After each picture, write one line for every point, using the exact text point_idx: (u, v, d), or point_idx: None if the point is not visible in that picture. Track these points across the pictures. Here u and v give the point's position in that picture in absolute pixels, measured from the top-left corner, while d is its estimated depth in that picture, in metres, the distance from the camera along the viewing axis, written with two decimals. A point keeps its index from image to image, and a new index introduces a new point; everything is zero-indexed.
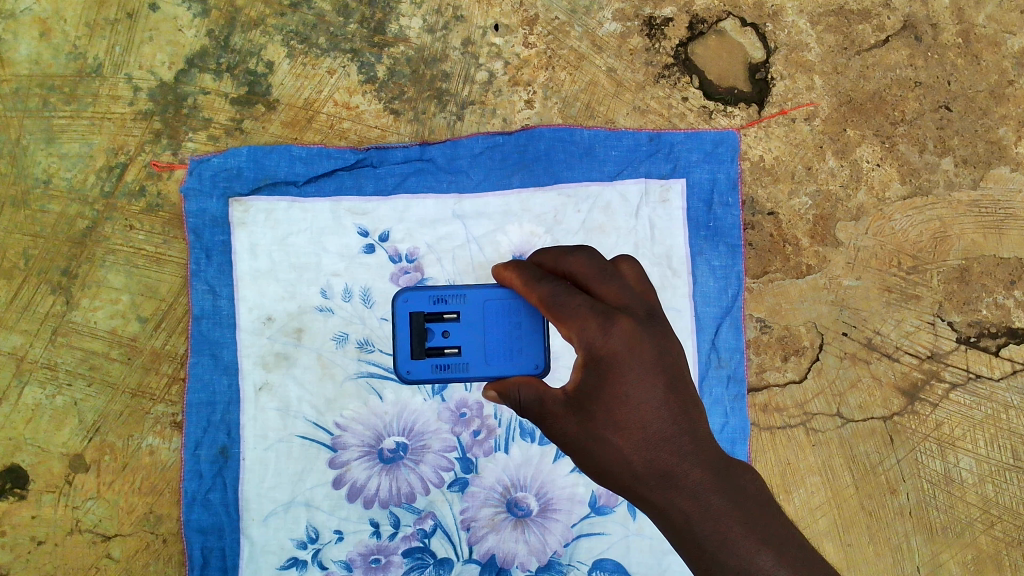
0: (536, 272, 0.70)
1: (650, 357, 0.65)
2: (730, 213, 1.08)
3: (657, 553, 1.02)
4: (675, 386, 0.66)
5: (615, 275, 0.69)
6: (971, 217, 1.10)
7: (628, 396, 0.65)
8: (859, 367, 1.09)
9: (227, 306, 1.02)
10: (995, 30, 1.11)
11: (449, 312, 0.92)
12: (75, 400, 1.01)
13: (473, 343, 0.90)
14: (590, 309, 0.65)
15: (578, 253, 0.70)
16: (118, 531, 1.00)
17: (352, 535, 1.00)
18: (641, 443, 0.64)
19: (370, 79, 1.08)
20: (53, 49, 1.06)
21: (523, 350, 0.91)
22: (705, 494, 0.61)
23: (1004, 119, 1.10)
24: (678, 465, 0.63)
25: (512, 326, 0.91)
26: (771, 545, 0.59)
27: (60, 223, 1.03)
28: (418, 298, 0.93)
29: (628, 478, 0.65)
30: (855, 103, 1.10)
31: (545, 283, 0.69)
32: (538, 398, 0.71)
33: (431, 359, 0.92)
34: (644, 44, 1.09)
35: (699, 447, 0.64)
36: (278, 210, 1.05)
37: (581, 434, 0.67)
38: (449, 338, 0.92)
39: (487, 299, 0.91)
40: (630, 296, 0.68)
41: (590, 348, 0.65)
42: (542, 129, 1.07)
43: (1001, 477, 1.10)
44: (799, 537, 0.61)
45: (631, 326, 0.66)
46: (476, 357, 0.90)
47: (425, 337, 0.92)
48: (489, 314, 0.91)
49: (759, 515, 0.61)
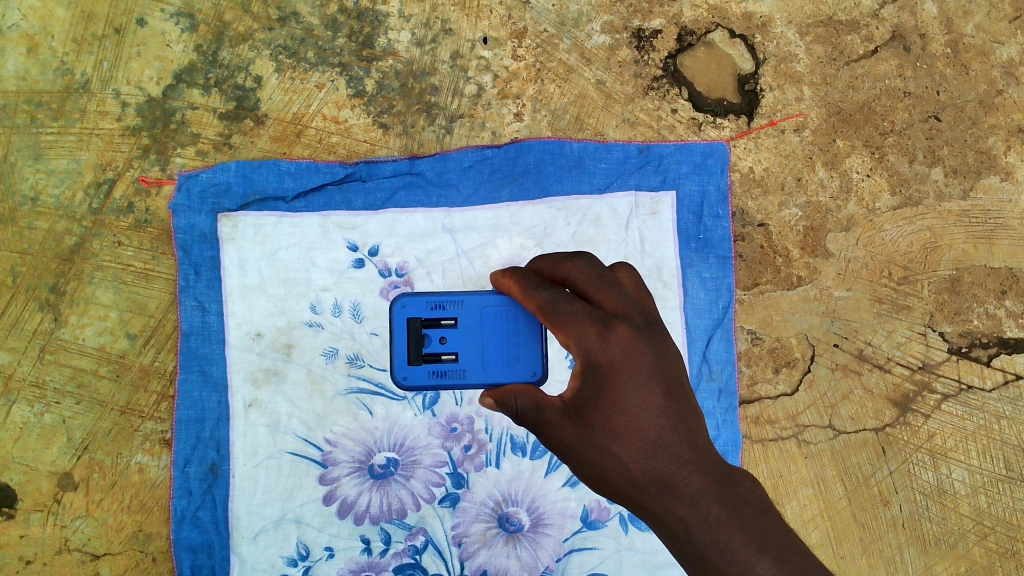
0: (534, 279, 0.69)
1: (649, 364, 0.64)
2: (720, 225, 1.09)
3: (648, 568, 1.03)
4: (674, 393, 0.65)
5: (615, 281, 0.67)
6: (961, 226, 1.11)
7: (627, 403, 0.64)
8: (850, 378, 1.09)
9: (216, 322, 1.03)
10: (984, 40, 1.14)
11: (448, 317, 0.86)
12: (63, 418, 1.03)
13: (472, 350, 0.84)
14: (588, 317, 0.64)
15: (576, 257, 0.68)
16: (107, 550, 1.02)
17: (342, 552, 1.01)
18: (640, 450, 0.63)
19: (359, 93, 1.08)
20: (40, 64, 1.06)
21: (523, 356, 0.85)
22: (704, 502, 0.60)
23: (993, 129, 1.13)
24: (678, 473, 0.62)
25: (511, 333, 0.85)
26: (772, 553, 0.58)
27: (48, 239, 1.04)
28: (416, 304, 0.86)
29: (627, 486, 0.64)
30: (844, 114, 1.12)
31: (543, 291, 0.67)
32: (534, 405, 0.69)
33: (429, 366, 0.85)
34: (633, 56, 1.11)
35: (698, 454, 0.63)
36: (266, 225, 1.05)
37: (578, 441, 0.66)
38: (446, 344, 0.85)
39: (485, 305, 0.85)
40: (630, 303, 0.66)
41: (588, 355, 0.64)
42: (531, 142, 1.08)
43: (993, 488, 1.09)
44: (801, 545, 0.59)
45: (630, 332, 0.64)
46: (474, 365, 0.84)
47: (422, 343, 0.85)
48: (487, 320, 0.85)
49: (759, 523, 0.60)
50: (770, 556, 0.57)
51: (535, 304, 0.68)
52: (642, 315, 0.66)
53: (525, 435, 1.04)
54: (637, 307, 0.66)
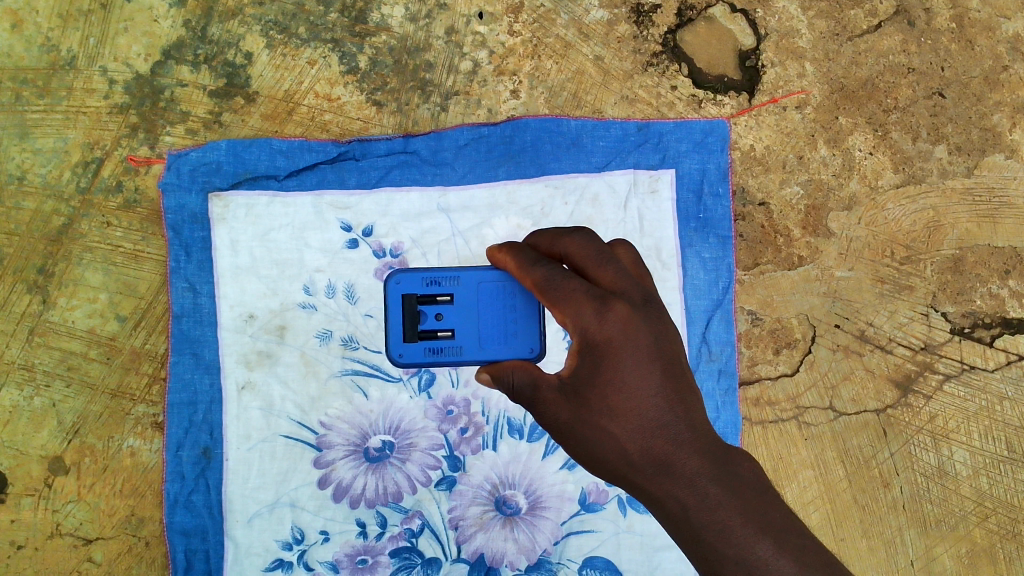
0: (531, 255, 0.68)
1: (648, 342, 0.63)
2: (721, 204, 1.07)
3: (647, 550, 1.02)
4: (672, 373, 0.63)
5: (614, 258, 0.65)
6: (965, 205, 1.10)
7: (623, 382, 0.63)
8: (852, 359, 1.08)
9: (208, 304, 1.01)
10: (989, 15, 1.12)
11: (443, 294, 0.84)
12: (53, 401, 1.01)
13: (469, 326, 0.82)
14: (585, 294, 0.63)
15: (574, 233, 0.67)
16: (100, 534, 1.01)
17: (337, 535, 1.00)
18: (637, 429, 0.62)
19: (352, 70, 1.06)
20: (25, 41, 1.04)
21: (520, 333, 0.83)
22: (703, 482, 0.58)
23: (998, 105, 1.11)
24: (675, 454, 0.60)
25: (508, 309, 0.83)
26: (772, 533, 0.55)
27: (35, 220, 1.02)
28: (411, 279, 0.84)
29: (624, 467, 0.62)
30: (847, 90, 1.10)
31: (540, 267, 0.66)
32: (530, 381, 0.68)
33: (425, 343, 0.83)
34: (632, 31, 1.09)
35: (697, 434, 0.61)
36: (259, 205, 1.03)
37: (574, 420, 0.65)
38: (442, 321, 0.83)
39: (483, 281, 0.82)
40: (628, 280, 0.64)
41: (585, 333, 0.63)
42: (528, 119, 1.06)
43: (995, 469, 1.08)
44: (802, 526, 0.57)
45: (628, 310, 0.63)
46: (471, 341, 0.82)
47: (418, 320, 0.84)
48: (484, 295, 0.83)
49: (760, 502, 0.57)
50: (769, 535, 0.55)
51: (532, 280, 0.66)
52: (640, 292, 0.64)
53: (522, 418, 1.02)
54: (634, 284, 0.64)
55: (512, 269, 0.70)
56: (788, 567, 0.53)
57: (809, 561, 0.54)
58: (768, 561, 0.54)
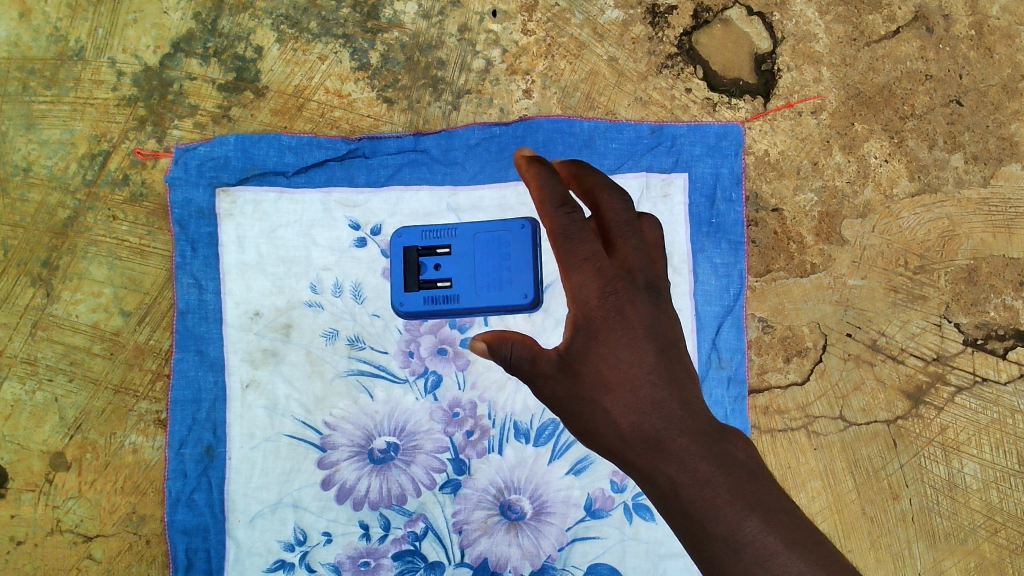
0: (562, 188, 0.63)
1: (644, 322, 0.64)
2: (734, 209, 1.06)
3: (652, 558, 1.00)
4: (667, 353, 0.64)
5: (635, 230, 0.66)
6: (981, 215, 1.08)
7: (617, 358, 0.64)
8: (863, 369, 1.07)
9: (213, 301, 1.00)
10: (1009, 22, 1.10)
11: (442, 246, 0.88)
12: (55, 396, 1.00)
13: (465, 275, 0.87)
14: (598, 262, 0.63)
15: (611, 192, 0.66)
16: (100, 532, 0.99)
17: (340, 537, 0.99)
18: (629, 405, 0.63)
19: (363, 66, 1.05)
20: (33, 30, 1.03)
21: (512, 281, 0.88)
22: (692, 459, 0.59)
23: (1016, 114, 1.10)
24: (666, 431, 0.61)
25: (501, 257, 0.89)
26: (760, 510, 0.56)
27: (40, 212, 1.01)
28: (412, 233, 0.90)
29: (615, 442, 0.63)
30: (863, 96, 1.09)
31: (566, 210, 0.62)
32: (530, 354, 0.67)
33: (424, 293, 0.88)
34: (647, 33, 1.08)
35: (689, 413, 0.62)
36: (266, 201, 1.02)
37: (568, 395, 0.66)
38: (441, 271, 0.88)
39: (477, 232, 0.88)
40: (639, 258, 0.65)
41: (583, 308, 0.64)
42: (540, 120, 1.05)
43: (1005, 483, 1.06)
44: (788, 506, 0.58)
45: (628, 290, 0.64)
46: (469, 287, 0.87)
47: (419, 270, 0.89)
48: (480, 245, 0.88)
49: (750, 483, 0.58)
50: (756, 514, 0.56)
51: (549, 221, 0.63)
52: (646, 273, 0.65)
53: (529, 421, 1.01)
54: (643, 263, 0.65)
55: (533, 191, 0.64)
56: (773, 544, 0.55)
57: (792, 543, 0.55)
58: (755, 538, 0.55)
